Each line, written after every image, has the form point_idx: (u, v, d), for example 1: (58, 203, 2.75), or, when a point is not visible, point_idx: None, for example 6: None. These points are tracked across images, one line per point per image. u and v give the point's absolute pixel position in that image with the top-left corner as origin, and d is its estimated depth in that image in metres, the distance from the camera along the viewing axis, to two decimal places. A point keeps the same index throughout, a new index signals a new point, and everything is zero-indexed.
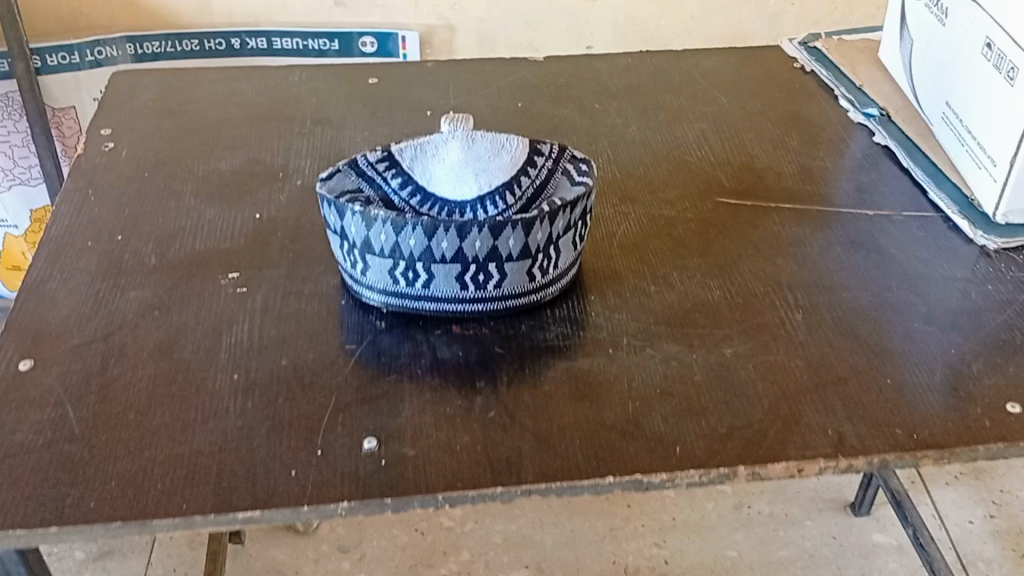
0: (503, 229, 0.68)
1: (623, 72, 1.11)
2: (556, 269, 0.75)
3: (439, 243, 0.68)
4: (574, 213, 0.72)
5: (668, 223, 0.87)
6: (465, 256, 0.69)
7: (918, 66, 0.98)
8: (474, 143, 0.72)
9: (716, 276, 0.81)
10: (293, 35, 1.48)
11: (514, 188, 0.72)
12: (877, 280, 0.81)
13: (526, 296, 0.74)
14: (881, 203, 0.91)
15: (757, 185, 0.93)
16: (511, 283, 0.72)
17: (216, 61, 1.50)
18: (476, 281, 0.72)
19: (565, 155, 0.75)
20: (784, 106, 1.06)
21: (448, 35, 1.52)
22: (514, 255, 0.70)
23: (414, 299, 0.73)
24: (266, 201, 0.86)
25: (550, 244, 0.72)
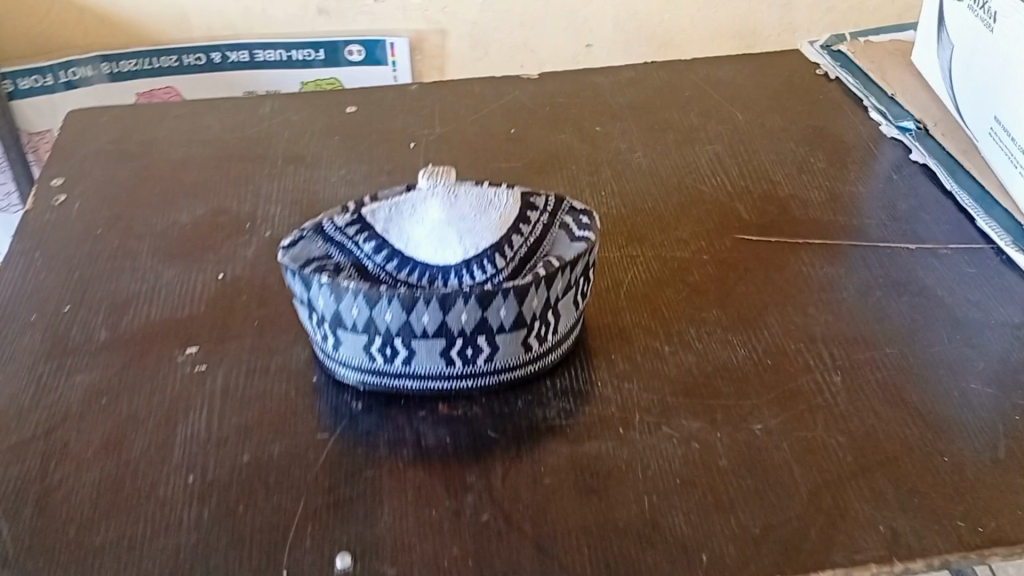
0: (495, 297, 0.59)
1: (626, 87, 1.02)
2: (556, 335, 0.65)
3: (420, 316, 0.59)
4: (576, 273, 0.63)
5: (682, 266, 0.77)
6: (451, 329, 0.60)
7: (961, 76, 0.89)
8: (457, 199, 0.62)
9: (740, 330, 0.71)
10: (276, 46, 1.38)
11: (505, 249, 0.62)
12: (923, 330, 0.72)
13: (523, 368, 0.65)
14: (922, 234, 0.82)
15: (780, 218, 0.83)
16: (505, 355, 0.63)
17: (197, 77, 1.39)
18: (464, 356, 0.62)
19: (563, 207, 0.66)
20: (806, 122, 0.97)
21: (438, 40, 1.42)
22: (506, 326, 0.61)
23: (392, 378, 0.63)
24: (230, 258, 0.77)
25: (548, 309, 0.62)
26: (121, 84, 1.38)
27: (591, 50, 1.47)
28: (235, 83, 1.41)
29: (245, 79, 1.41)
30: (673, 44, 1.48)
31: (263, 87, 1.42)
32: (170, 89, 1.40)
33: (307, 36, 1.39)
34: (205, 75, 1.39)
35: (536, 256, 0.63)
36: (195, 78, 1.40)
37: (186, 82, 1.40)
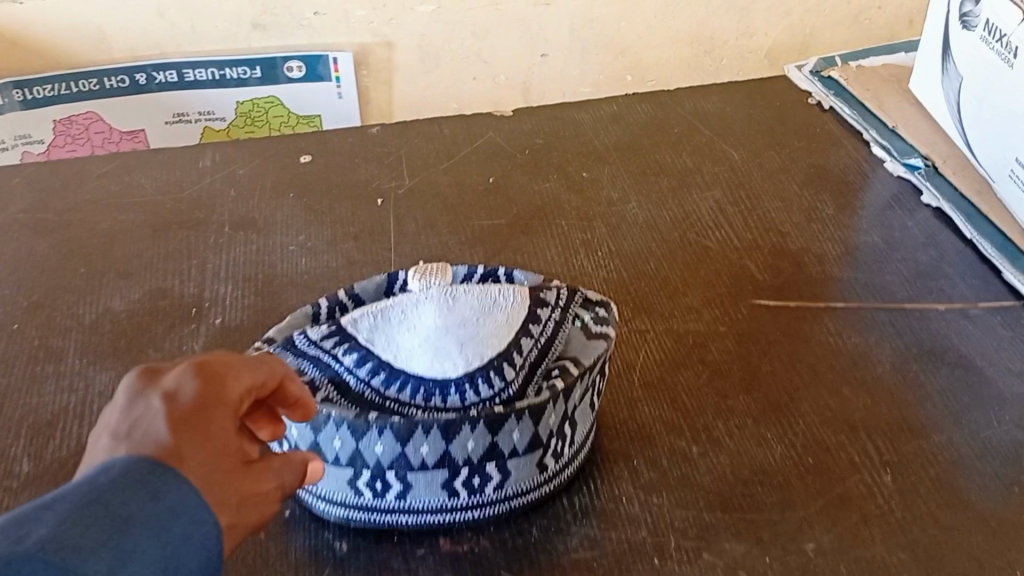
0: (506, 420, 0.52)
1: (609, 124, 0.96)
2: (573, 447, 0.57)
3: (417, 448, 0.51)
4: (592, 377, 0.57)
5: (698, 342, 0.70)
6: (455, 459, 0.52)
7: (973, 111, 0.83)
8: (456, 301, 0.55)
9: (772, 421, 0.63)
10: (207, 65, 0.99)
11: (513, 356, 0.55)
12: (969, 412, 0.64)
13: (539, 489, 0.56)
14: (949, 292, 0.75)
15: (796, 277, 0.76)
16: (517, 480, 0.54)
17: (120, 102, 0.99)
18: (470, 486, 0.53)
19: (575, 299, 0.60)
20: (802, 160, 0.91)
21: (387, 53, 1.02)
22: (519, 450, 0.53)
23: (383, 514, 0.54)
24: (175, 354, 0.66)
25: (564, 423, 0.55)
26: (29, 115, 0.97)
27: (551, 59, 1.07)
28: (168, 109, 1.01)
29: (175, 101, 1.01)
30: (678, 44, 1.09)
31: (196, 110, 1.01)
32: (92, 115, 0.99)
33: (244, 48, 0.99)
34: (135, 100, 0.99)
35: (546, 361, 0.56)
36: (125, 107, 1.00)
37: (112, 109, 0.99)
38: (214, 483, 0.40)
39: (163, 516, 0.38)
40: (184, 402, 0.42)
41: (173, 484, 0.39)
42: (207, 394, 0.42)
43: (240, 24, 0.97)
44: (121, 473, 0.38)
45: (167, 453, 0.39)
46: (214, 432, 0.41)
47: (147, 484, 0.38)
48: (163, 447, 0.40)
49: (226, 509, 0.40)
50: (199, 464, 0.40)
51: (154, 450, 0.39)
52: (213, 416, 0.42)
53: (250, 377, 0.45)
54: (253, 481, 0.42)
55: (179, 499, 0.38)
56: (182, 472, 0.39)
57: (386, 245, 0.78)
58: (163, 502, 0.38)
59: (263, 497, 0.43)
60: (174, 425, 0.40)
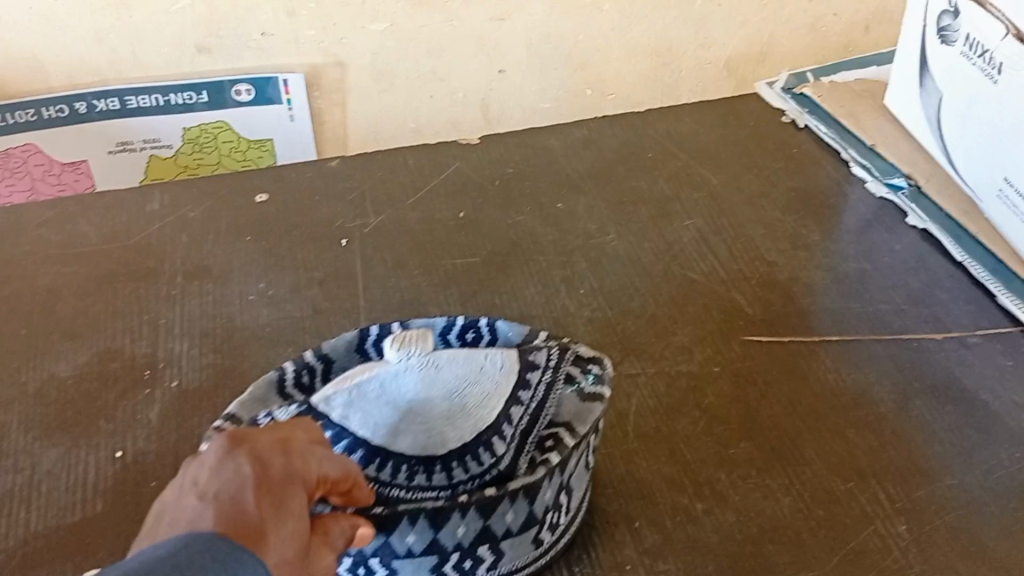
0: (500, 503, 0.47)
1: (582, 150, 0.92)
2: (567, 514, 0.53)
3: (403, 537, 0.46)
4: (588, 442, 0.52)
5: (693, 386, 0.66)
6: (444, 545, 0.47)
7: (955, 129, 0.80)
8: (442, 374, 0.50)
9: (775, 471, 0.60)
10: (149, 90, 0.86)
11: (502, 428, 0.51)
12: (979, 451, 0.62)
13: (531, 563, 0.52)
14: (945, 320, 0.72)
15: (787, 309, 0.73)
16: (511, 561, 0.50)
17: (61, 133, 0.86)
18: (461, 570, 0.49)
19: (567, 357, 0.55)
20: (782, 184, 0.89)
21: (339, 73, 0.89)
22: (514, 530, 0.49)
23: None
24: (131, 424, 0.61)
25: (559, 496, 0.51)
26: None
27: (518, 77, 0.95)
28: (110, 138, 0.88)
29: (117, 131, 0.88)
30: (668, 53, 0.97)
31: (140, 139, 0.89)
32: (32, 148, 0.85)
33: (189, 73, 0.86)
34: (76, 131, 0.86)
35: (537, 430, 0.52)
36: (66, 139, 0.86)
37: (53, 141, 0.86)
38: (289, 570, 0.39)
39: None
40: (268, 475, 0.41)
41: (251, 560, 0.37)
42: (290, 469, 0.42)
43: (185, 48, 0.85)
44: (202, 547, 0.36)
45: (246, 531, 0.38)
46: (290, 516, 0.40)
47: (226, 562, 0.36)
48: (244, 520, 0.39)
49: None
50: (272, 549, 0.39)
51: (234, 523, 0.38)
52: (292, 491, 0.41)
53: (332, 465, 0.44)
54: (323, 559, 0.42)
55: None
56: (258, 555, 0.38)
57: (354, 290, 0.73)
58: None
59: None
60: (261, 498, 0.39)
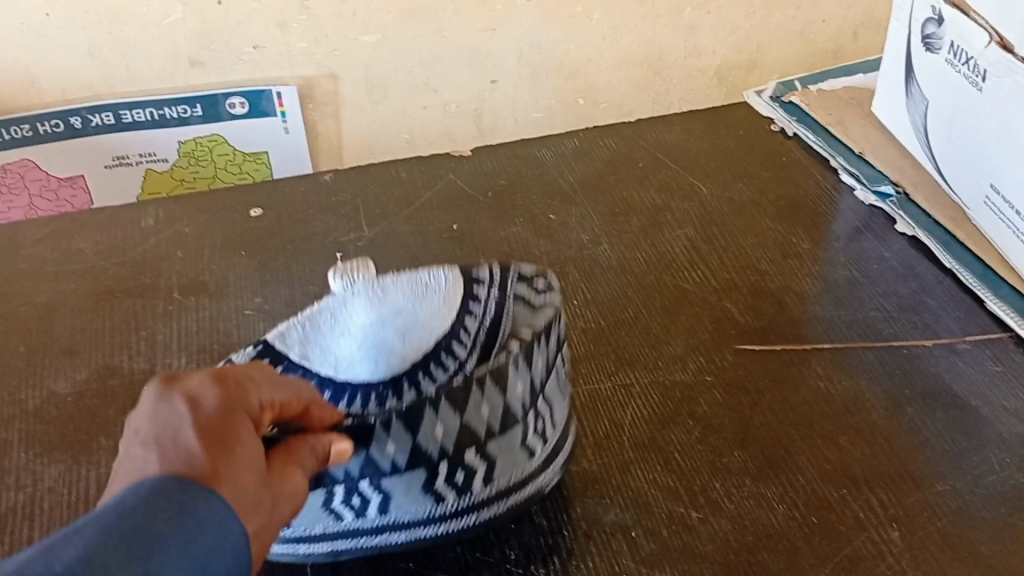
0: (469, 393, 0.49)
1: (573, 160, 0.93)
2: (555, 430, 0.56)
3: (383, 448, 0.48)
4: (548, 341, 0.54)
5: (686, 394, 0.67)
6: (427, 450, 0.49)
7: (941, 136, 0.81)
8: (386, 298, 0.53)
9: (769, 478, 0.61)
10: (143, 103, 0.86)
11: (460, 337, 0.56)
12: (969, 456, 0.63)
13: (529, 483, 0.54)
14: (935, 327, 0.73)
15: (778, 318, 0.74)
16: (504, 470, 0.52)
17: (56, 148, 0.86)
18: (455, 483, 0.51)
19: (510, 278, 0.57)
20: (772, 192, 0.90)
21: (333, 85, 0.90)
22: (495, 429, 0.51)
23: (372, 533, 0.52)
24: None
25: (537, 397, 0.53)
26: None
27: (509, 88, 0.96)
28: (106, 152, 0.88)
29: (113, 145, 0.88)
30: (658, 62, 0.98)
31: (137, 152, 0.89)
32: (28, 163, 0.86)
33: (183, 86, 0.86)
34: (73, 146, 0.87)
35: (498, 336, 0.56)
36: (64, 153, 0.87)
37: (50, 156, 0.86)
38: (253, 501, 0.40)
39: (198, 538, 0.37)
40: (204, 411, 0.41)
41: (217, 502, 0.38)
42: (226, 399, 0.42)
43: (178, 62, 0.85)
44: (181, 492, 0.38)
45: (194, 468, 0.39)
46: (237, 444, 0.41)
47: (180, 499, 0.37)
48: (190, 457, 0.39)
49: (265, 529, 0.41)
50: (225, 479, 0.39)
51: (180, 462, 0.39)
52: (234, 422, 0.41)
53: (268, 390, 0.45)
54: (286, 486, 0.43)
55: (208, 505, 0.38)
56: (212, 487, 0.38)
57: None
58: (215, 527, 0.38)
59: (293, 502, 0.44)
60: (203, 436, 0.40)
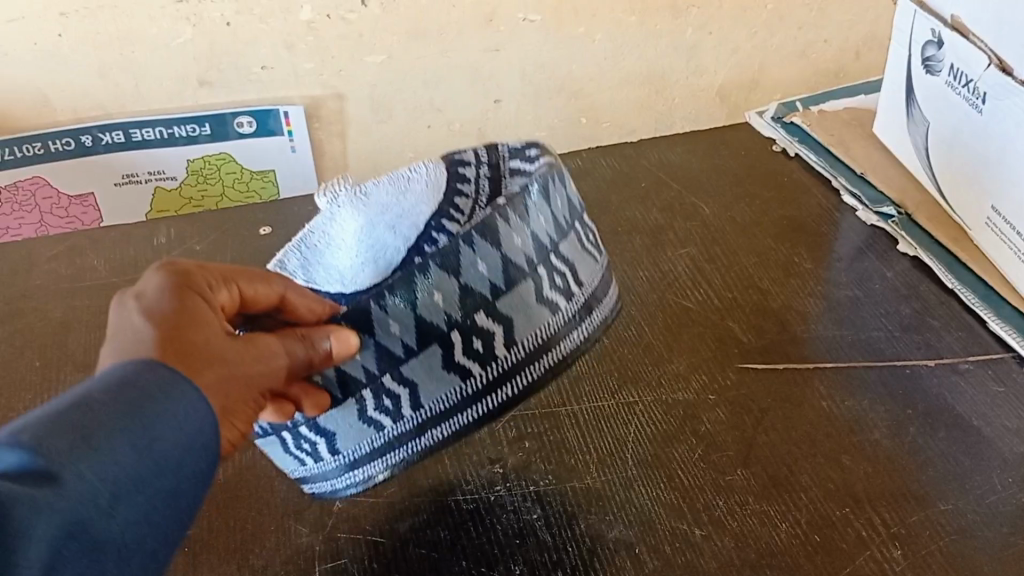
0: (459, 254, 0.53)
1: (577, 182, 0.95)
2: (579, 289, 0.59)
3: (388, 330, 0.53)
4: (540, 190, 0.57)
5: (690, 412, 0.67)
6: (433, 318, 0.53)
7: (942, 157, 0.82)
8: (368, 197, 0.60)
9: (771, 496, 0.61)
10: (154, 123, 0.87)
11: (453, 215, 0.63)
12: (971, 475, 0.63)
13: (563, 338, 0.58)
14: (937, 347, 0.74)
15: (780, 337, 0.74)
16: (522, 331, 0.56)
17: (67, 166, 0.87)
18: (476, 351, 0.55)
19: (495, 154, 0.65)
20: (775, 212, 0.90)
21: (339, 105, 0.91)
22: (497, 284, 0.54)
23: (414, 431, 0.56)
24: None
25: (541, 251, 0.56)
26: None
27: (515, 109, 0.97)
28: (116, 170, 0.89)
29: (122, 163, 0.89)
30: (663, 84, 0.99)
31: (146, 170, 0.90)
32: (39, 181, 0.87)
33: (192, 106, 0.87)
34: (83, 164, 0.87)
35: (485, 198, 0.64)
36: (74, 171, 0.87)
37: (60, 174, 0.87)
38: (216, 365, 0.45)
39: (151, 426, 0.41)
40: (152, 297, 0.46)
41: (172, 376, 0.42)
42: (171, 284, 0.46)
43: (187, 82, 0.86)
44: (143, 366, 0.42)
45: (144, 342, 0.43)
46: (187, 319, 0.45)
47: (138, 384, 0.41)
48: (140, 335, 0.44)
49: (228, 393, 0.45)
50: (173, 352, 0.43)
51: (131, 341, 0.43)
52: (184, 301, 0.46)
53: (218, 275, 0.49)
54: (255, 362, 0.47)
55: (156, 376, 0.42)
56: (161, 358, 0.43)
57: None
58: (172, 405, 0.42)
59: (266, 380, 0.48)
60: (150, 317, 0.44)
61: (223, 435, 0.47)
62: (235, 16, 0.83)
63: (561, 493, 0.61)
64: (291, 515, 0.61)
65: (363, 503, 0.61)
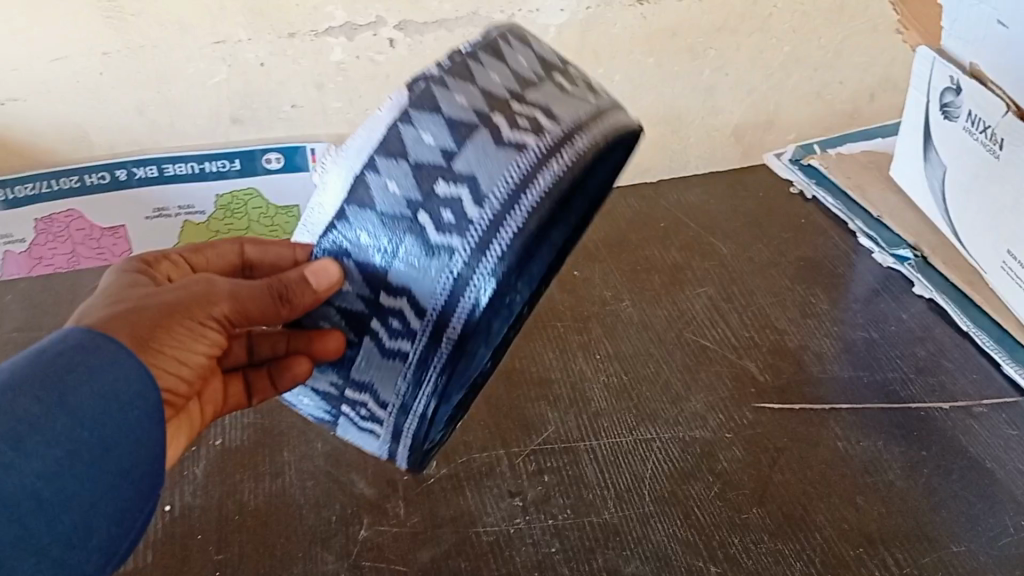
0: (398, 134, 0.49)
1: (597, 221, 0.97)
2: (555, 124, 0.51)
3: (359, 241, 0.51)
4: (468, 54, 0.52)
5: (707, 451, 0.68)
6: (398, 207, 0.50)
7: (959, 201, 0.84)
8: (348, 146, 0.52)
9: (786, 535, 0.62)
10: (186, 158, 0.90)
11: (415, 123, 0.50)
12: (984, 517, 0.64)
13: (543, 172, 0.49)
14: (952, 389, 0.75)
15: (796, 377, 0.75)
16: (491, 182, 0.49)
17: (101, 199, 0.90)
18: (448, 222, 0.49)
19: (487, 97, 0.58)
20: (792, 252, 0.92)
21: None
22: (448, 147, 0.49)
23: (430, 336, 0.51)
24: (178, 481, 0.67)
25: (487, 104, 0.50)
26: (12, 213, 0.89)
27: None
28: (147, 204, 0.92)
29: (154, 197, 0.92)
30: (683, 125, 1.01)
31: (176, 205, 0.93)
32: (75, 214, 0.91)
33: (224, 142, 0.90)
34: (117, 197, 0.91)
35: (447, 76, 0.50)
36: (107, 204, 0.91)
37: (95, 207, 0.91)
38: (125, 302, 0.49)
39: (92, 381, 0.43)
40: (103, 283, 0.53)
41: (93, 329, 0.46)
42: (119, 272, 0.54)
43: (220, 119, 0.89)
44: (65, 326, 0.46)
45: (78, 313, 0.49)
46: (118, 291, 0.51)
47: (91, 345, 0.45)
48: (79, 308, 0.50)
49: (142, 320, 0.48)
50: (91, 313, 0.48)
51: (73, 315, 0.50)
52: (126, 280, 0.53)
53: (163, 265, 0.57)
54: (188, 296, 0.50)
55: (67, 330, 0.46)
56: (80, 319, 0.48)
57: None
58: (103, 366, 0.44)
59: (210, 315, 0.50)
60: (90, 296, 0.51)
61: (161, 367, 0.48)
62: (269, 56, 0.86)
63: (578, 527, 0.63)
64: (318, 542, 0.62)
65: (388, 532, 0.63)
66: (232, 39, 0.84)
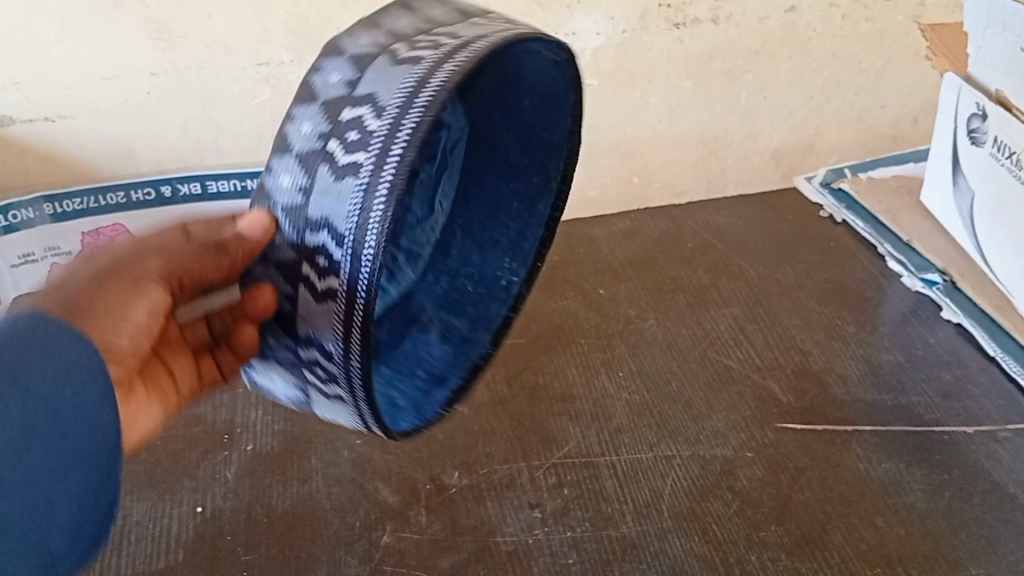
0: (311, 87, 0.50)
1: (626, 241, 0.98)
2: (457, 36, 0.48)
3: (280, 184, 0.48)
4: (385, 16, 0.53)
5: (726, 470, 0.69)
6: (309, 139, 0.48)
7: (988, 226, 0.84)
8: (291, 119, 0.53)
9: (804, 554, 0.62)
10: (231, 174, 0.91)
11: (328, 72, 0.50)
12: (1005, 541, 0.64)
13: (438, 69, 0.45)
14: (976, 414, 0.75)
15: (820, 398, 0.76)
16: (388, 90, 0.46)
17: (148, 213, 0.92)
18: (352, 139, 0.46)
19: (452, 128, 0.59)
20: (819, 274, 0.93)
21: None
22: (353, 78, 0.48)
23: (348, 265, 0.44)
24: (211, 483, 0.70)
25: (393, 39, 0.50)
26: (62, 225, 0.91)
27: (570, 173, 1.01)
28: None
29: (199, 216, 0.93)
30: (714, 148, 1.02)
31: None
32: (121, 227, 0.93)
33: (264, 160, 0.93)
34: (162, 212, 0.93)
35: (360, 32, 0.51)
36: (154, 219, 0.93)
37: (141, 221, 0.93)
38: (54, 278, 0.47)
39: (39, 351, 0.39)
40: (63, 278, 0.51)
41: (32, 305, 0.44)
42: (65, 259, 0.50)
43: (262, 137, 0.92)
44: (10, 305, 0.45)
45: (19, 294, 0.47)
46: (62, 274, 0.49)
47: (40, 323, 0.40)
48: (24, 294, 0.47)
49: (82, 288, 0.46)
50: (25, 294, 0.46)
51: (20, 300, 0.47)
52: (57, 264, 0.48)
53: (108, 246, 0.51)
54: (123, 261, 0.48)
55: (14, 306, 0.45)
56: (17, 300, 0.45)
57: None
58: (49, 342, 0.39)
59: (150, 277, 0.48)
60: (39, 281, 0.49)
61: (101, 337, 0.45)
62: None
63: (597, 539, 0.64)
64: (343, 546, 0.64)
65: (410, 538, 0.64)
66: (275, 61, 0.87)
